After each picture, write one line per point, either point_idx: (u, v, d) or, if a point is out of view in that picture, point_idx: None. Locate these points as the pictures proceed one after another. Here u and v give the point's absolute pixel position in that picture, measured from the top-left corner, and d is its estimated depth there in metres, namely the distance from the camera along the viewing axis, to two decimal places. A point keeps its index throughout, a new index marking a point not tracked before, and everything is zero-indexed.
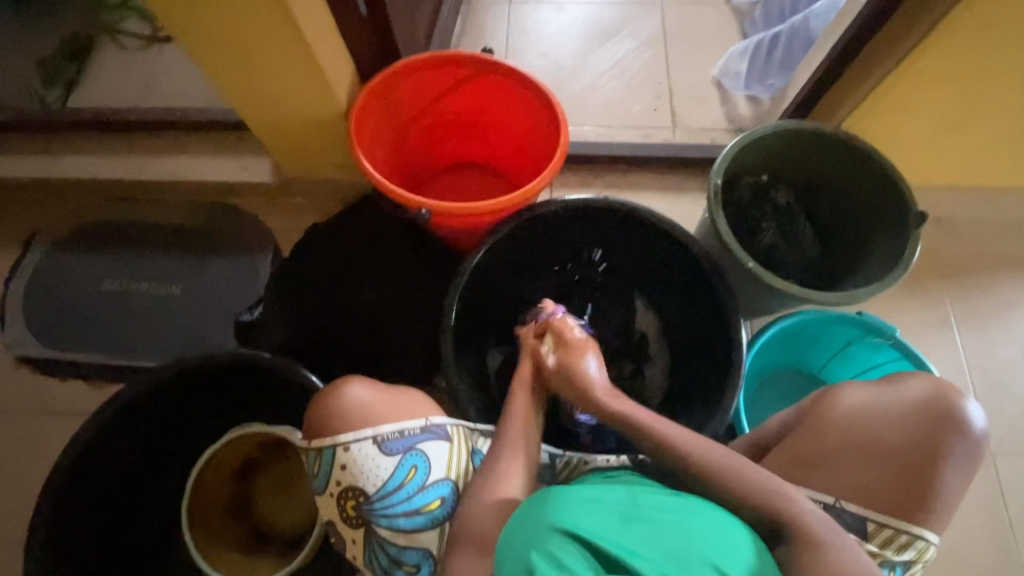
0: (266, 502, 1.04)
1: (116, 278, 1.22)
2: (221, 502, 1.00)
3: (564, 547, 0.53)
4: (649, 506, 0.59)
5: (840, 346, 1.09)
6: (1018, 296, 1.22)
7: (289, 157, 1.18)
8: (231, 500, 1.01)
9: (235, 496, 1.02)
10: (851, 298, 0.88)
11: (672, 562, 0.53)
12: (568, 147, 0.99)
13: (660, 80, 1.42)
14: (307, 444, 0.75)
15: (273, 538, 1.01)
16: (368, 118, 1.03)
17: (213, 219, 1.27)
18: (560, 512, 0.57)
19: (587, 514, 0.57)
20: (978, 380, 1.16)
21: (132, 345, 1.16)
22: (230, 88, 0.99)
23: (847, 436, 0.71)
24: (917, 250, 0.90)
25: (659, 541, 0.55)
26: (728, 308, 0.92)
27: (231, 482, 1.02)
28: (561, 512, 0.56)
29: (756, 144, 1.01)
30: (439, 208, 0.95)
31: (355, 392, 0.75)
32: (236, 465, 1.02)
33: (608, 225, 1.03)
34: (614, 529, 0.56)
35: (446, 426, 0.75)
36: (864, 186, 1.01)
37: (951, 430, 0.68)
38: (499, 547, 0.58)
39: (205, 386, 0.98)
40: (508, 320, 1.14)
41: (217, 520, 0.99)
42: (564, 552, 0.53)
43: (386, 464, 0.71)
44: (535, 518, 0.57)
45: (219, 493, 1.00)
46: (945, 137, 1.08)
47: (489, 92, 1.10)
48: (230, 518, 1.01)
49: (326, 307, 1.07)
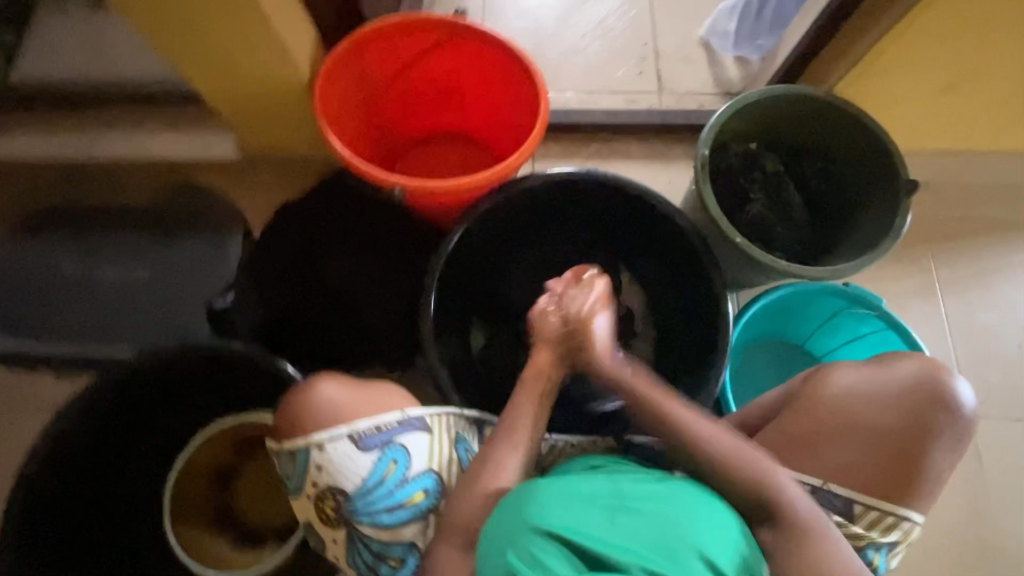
0: (248, 500, 1.03)
1: (76, 264, 1.15)
2: (207, 515, 1.01)
3: (544, 547, 0.53)
4: (633, 498, 0.58)
5: (826, 318, 1.08)
6: (1002, 261, 1.21)
7: (254, 132, 1.11)
8: (215, 511, 1.02)
9: (217, 507, 1.02)
10: (840, 272, 0.86)
11: (660, 552, 0.53)
12: (549, 117, 0.93)
13: (646, 41, 1.35)
14: (278, 447, 0.73)
15: (267, 535, 1.00)
16: (334, 89, 0.96)
17: (177, 199, 1.20)
18: (539, 511, 0.56)
19: (565, 510, 0.56)
20: (960, 346, 1.16)
21: (99, 334, 1.11)
22: (183, 59, 0.92)
23: (835, 420, 0.71)
24: (908, 220, 0.88)
25: (643, 530, 0.55)
26: (715, 284, 0.90)
27: (212, 490, 1.02)
28: (539, 513, 0.56)
29: (746, 109, 0.97)
30: (414, 187, 0.90)
31: (326, 389, 0.73)
32: (211, 475, 1.02)
33: (592, 200, 0.99)
34: (597, 523, 0.55)
35: (426, 417, 0.75)
36: (855, 154, 0.97)
37: (941, 412, 0.68)
38: (481, 548, 0.57)
39: (176, 381, 0.95)
40: (490, 300, 1.11)
41: (207, 530, 1.00)
42: (545, 553, 0.52)
43: (365, 460, 0.70)
44: (515, 517, 0.57)
45: (204, 502, 1.02)
46: (938, 100, 1.05)
47: (465, 59, 1.03)
48: (219, 527, 1.01)
49: (304, 292, 1.03)
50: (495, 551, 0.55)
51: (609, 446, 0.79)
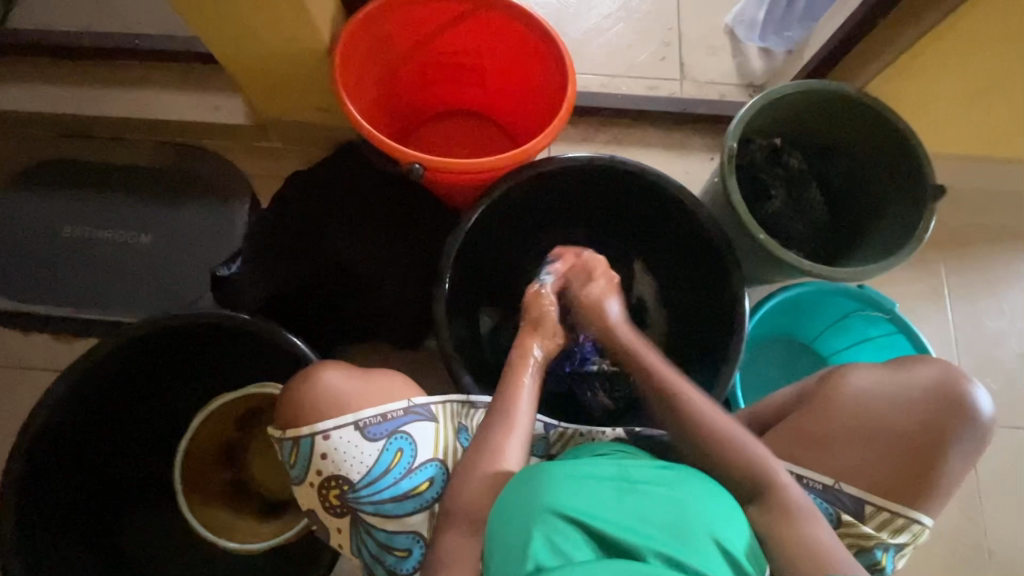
0: (262, 472, 1.00)
1: (76, 224, 1.12)
2: (221, 491, 0.98)
3: (560, 531, 0.53)
4: (641, 482, 0.59)
5: (836, 318, 1.08)
6: (1011, 271, 1.21)
7: (264, 98, 1.07)
8: (230, 485, 0.99)
9: (231, 480, 0.99)
10: (860, 273, 0.85)
11: (673, 534, 0.54)
12: (574, 100, 0.91)
13: (670, 26, 1.32)
14: (281, 435, 0.72)
15: (290, 501, 0.99)
16: (352, 57, 0.93)
17: (182, 163, 1.17)
18: (551, 493, 0.56)
19: (580, 493, 0.56)
20: (964, 353, 1.17)
21: (99, 297, 1.09)
22: (197, 18, 0.88)
23: (852, 423, 0.71)
24: (932, 224, 0.87)
25: (653, 514, 0.55)
26: (732, 281, 0.89)
27: (220, 468, 0.99)
28: (550, 494, 0.56)
29: (776, 103, 0.95)
30: (434, 163, 0.87)
31: (330, 379, 0.72)
32: (217, 452, 0.98)
33: (612, 187, 0.97)
34: (609, 507, 0.56)
35: (431, 406, 0.74)
36: (877, 152, 0.96)
37: (957, 418, 0.68)
38: (494, 518, 0.58)
39: (174, 355, 0.93)
40: (502, 283, 1.09)
41: (228, 507, 0.97)
42: (559, 535, 0.53)
43: (370, 449, 0.69)
44: (526, 499, 0.57)
45: (217, 480, 0.98)
46: (968, 105, 1.03)
47: (490, 34, 1.00)
48: (240, 500, 0.98)
49: (309, 267, 1.00)
50: (509, 524, 0.55)
51: (617, 437, 0.80)
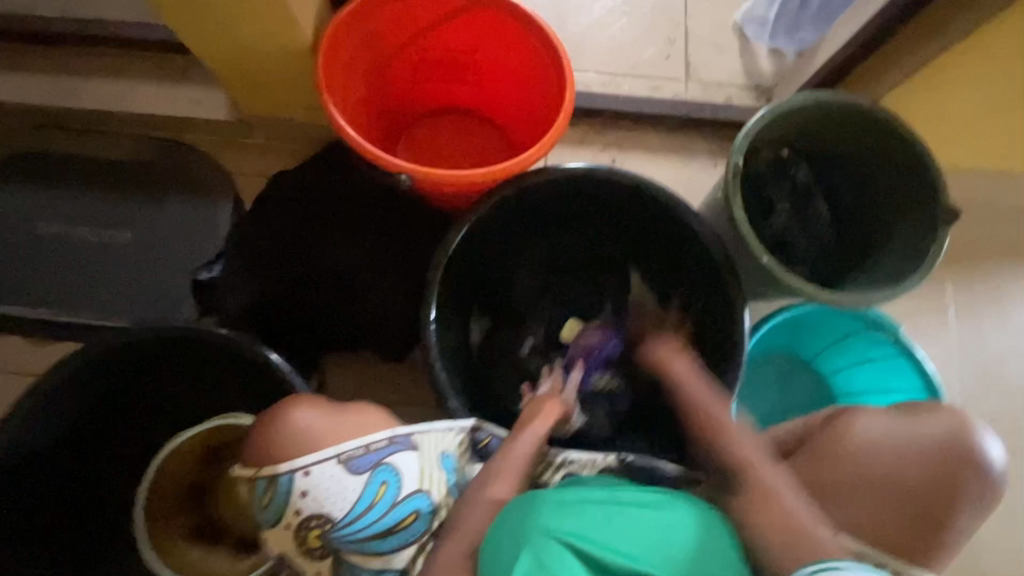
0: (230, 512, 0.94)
1: (51, 222, 1.07)
2: (188, 529, 0.93)
3: (552, 552, 0.52)
4: (632, 503, 0.58)
5: (837, 337, 1.05)
6: (1020, 289, 1.18)
7: (247, 95, 1.02)
8: (198, 524, 0.94)
9: (202, 517, 0.94)
10: (864, 300, 0.82)
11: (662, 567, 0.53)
12: (573, 106, 0.86)
13: (676, 22, 1.26)
14: (255, 473, 0.69)
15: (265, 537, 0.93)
16: (339, 56, 0.87)
17: (161, 159, 1.11)
18: (546, 514, 0.55)
19: (571, 512, 0.55)
20: (965, 373, 1.14)
21: (75, 299, 1.05)
22: (170, 12, 0.82)
23: (852, 467, 0.71)
24: (943, 249, 0.83)
25: (641, 537, 0.55)
26: (733, 301, 0.85)
27: (186, 507, 0.94)
28: (543, 515, 0.55)
29: (786, 115, 0.90)
30: (423, 173, 0.82)
31: (302, 417, 0.70)
32: (183, 490, 0.94)
33: (610, 199, 0.93)
34: (599, 527, 0.55)
35: (415, 434, 0.70)
36: (890, 170, 0.91)
37: (971, 470, 0.65)
38: (496, 533, 0.57)
39: (148, 373, 0.90)
40: (493, 293, 1.05)
41: (195, 546, 0.92)
42: (551, 558, 0.52)
43: (353, 484, 0.66)
44: (522, 519, 0.56)
45: (183, 522, 0.93)
46: (986, 120, 0.98)
47: (486, 31, 0.94)
48: (209, 538, 0.93)
49: (294, 277, 0.97)
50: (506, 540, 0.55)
51: (609, 466, 0.78)
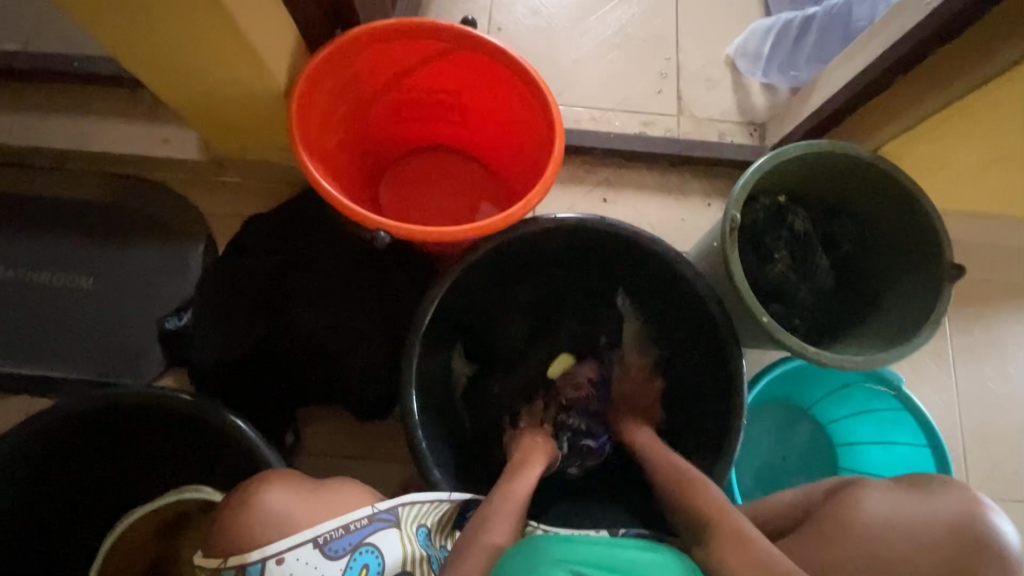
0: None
1: (9, 266, 1.01)
2: None
3: None
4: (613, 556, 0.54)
5: (837, 387, 1.01)
6: (1020, 331, 1.15)
7: (219, 135, 0.96)
8: None
9: None
10: (868, 362, 0.78)
11: None
12: (562, 155, 0.81)
13: (668, 56, 1.23)
14: (219, 565, 0.61)
15: None
16: (314, 101, 0.83)
17: (129, 199, 1.06)
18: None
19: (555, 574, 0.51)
20: (967, 420, 1.11)
21: (32, 350, 0.98)
22: (132, 55, 0.77)
23: (863, 552, 0.66)
24: (947, 307, 0.79)
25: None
26: (731, 360, 0.81)
27: None
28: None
29: (783, 163, 0.86)
30: (401, 229, 0.77)
31: (276, 495, 0.63)
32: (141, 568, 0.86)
33: (601, 249, 0.89)
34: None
35: (397, 510, 0.65)
36: (892, 219, 0.88)
37: (986, 556, 0.62)
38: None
39: (106, 437, 0.84)
40: (479, 342, 1.00)
41: None
42: None
43: (331, 570, 0.61)
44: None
45: None
46: (986, 165, 0.96)
47: (470, 73, 0.90)
48: None
49: (265, 332, 0.90)
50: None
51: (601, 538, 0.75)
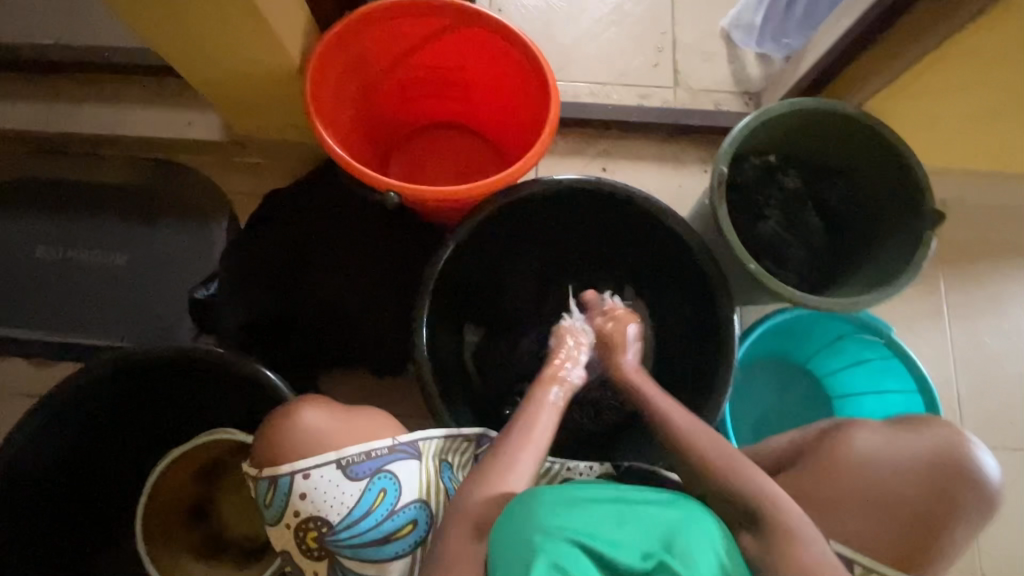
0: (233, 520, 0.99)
1: (50, 246, 1.09)
2: (194, 545, 0.97)
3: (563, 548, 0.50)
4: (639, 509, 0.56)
5: (831, 341, 1.05)
6: (1015, 287, 1.18)
7: (239, 116, 1.03)
8: (203, 541, 0.97)
9: (204, 534, 0.98)
10: (853, 305, 0.82)
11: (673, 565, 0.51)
12: (558, 120, 0.87)
13: (664, 30, 1.27)
14: (258, 474, 0.69)
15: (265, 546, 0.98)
16: (327, 77, 0.89)
17: (157, 180, 1.13)
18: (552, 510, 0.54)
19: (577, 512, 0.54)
20: (962, 374, 1.14)
21: (74, 322, 1.06)
22: (160, 40, 0.83)
23: (848, 484, 0.69)
24: (929, 253, 0.83)
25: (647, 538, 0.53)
26: (723, 310, 0.85)
27: (185, 527, 0.97)
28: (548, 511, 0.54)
29: (771, 123, 0.90)
30: (410, 190, 0.83)
31: (309, 417, 0.70)
32: (182, 511, 0.97)
33: (599, 210, 0.94)
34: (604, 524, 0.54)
35: (417, 443, 0.71)
36: (877, 173, 0.91)
37: (965, 486, 0.64)
38: (493, 549, 0.54)
39: (143, 392, 0.91)
40: (486, 306, 1.06)
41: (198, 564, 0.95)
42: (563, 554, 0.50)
43: (352, 489, 0.67)
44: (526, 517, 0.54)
45: (185, 542, 0.96)
46: (972, 122, 0.99)
47: (472, 48, 0.95)
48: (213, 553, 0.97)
49: (288, 296, 0.98)
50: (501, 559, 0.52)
51: (606, 472, 0.80)
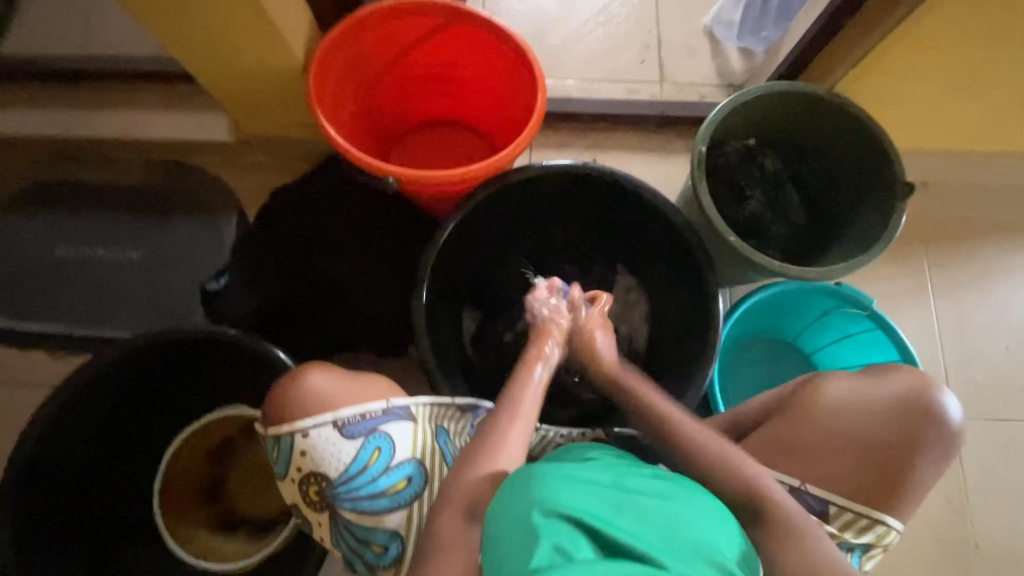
0: (245, 497, 1.05)
1: (70, 244, 1.15)
2: (209, 520, 1.03)
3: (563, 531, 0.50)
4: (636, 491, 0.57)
5: (817, 316, 1.09)
6: (996, 262, 1.21)
7: (247, 116, 1.09)
8: (216, 516, 1.03)
9: (217, 510, 1.04)
10: (829, 273, 0.86)
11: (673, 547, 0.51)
12: (545, 108, 0.92)
13: (649, 29, 1.33)
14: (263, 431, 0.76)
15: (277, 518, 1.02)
16: (328, 75, 0.95)
17: (171, 180, 1.20)
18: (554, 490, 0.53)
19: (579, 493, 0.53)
20: (948, 347, 1.18)
21: (93, 314, 1.11)
22: (174, 43, 0.90)
23: (823, 430, 0.73)
24: (901, 222, 0.87)
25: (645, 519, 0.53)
26: (707, 282, 0.89)
27: (200, 502, 1.04)
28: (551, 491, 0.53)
29: (747, 106, 0.96)
30: (408, 176, 0.89)
31: (314, 380, 0.75)
32: (199, 486, 1.04)
33: (587, 193, 0.99)
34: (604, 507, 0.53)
35: (410, 407, 0.75)
36: (850, 151, 0.96)
37: (928, 426, 0.70)
38: (491, 527, 0.53)
39: (159, 373, 0.97)
40: (484, 290, 1.11)
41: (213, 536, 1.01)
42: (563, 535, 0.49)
43: (348, 447, 0.71)
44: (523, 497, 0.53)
45: (200, 516, 1.03)
46: (942, 101, 1.03)
47: (463, 46, 1.02)
48: (226, 527, 1.02)
49: (295, 283, 1.03)
50: (506, 535, 0.51)
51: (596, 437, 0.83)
